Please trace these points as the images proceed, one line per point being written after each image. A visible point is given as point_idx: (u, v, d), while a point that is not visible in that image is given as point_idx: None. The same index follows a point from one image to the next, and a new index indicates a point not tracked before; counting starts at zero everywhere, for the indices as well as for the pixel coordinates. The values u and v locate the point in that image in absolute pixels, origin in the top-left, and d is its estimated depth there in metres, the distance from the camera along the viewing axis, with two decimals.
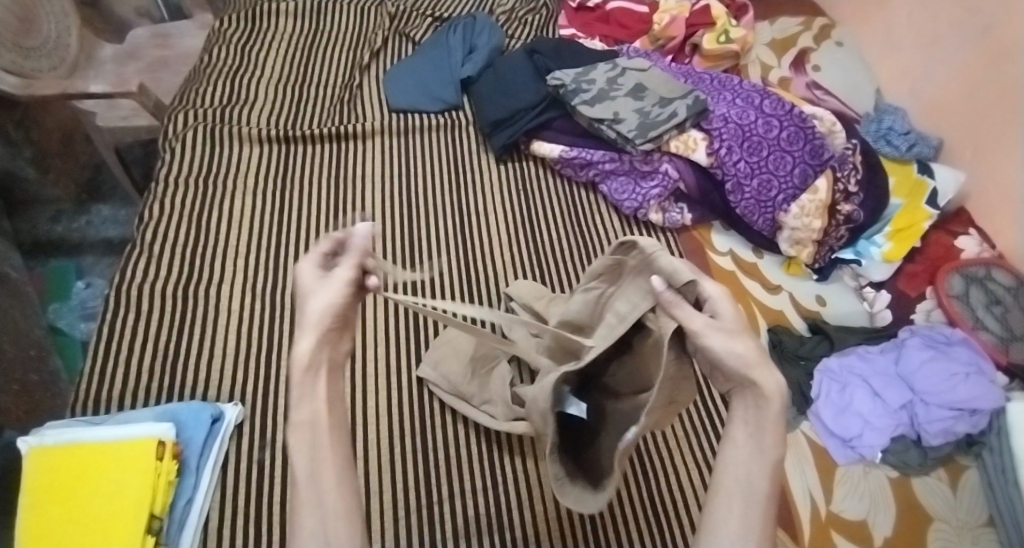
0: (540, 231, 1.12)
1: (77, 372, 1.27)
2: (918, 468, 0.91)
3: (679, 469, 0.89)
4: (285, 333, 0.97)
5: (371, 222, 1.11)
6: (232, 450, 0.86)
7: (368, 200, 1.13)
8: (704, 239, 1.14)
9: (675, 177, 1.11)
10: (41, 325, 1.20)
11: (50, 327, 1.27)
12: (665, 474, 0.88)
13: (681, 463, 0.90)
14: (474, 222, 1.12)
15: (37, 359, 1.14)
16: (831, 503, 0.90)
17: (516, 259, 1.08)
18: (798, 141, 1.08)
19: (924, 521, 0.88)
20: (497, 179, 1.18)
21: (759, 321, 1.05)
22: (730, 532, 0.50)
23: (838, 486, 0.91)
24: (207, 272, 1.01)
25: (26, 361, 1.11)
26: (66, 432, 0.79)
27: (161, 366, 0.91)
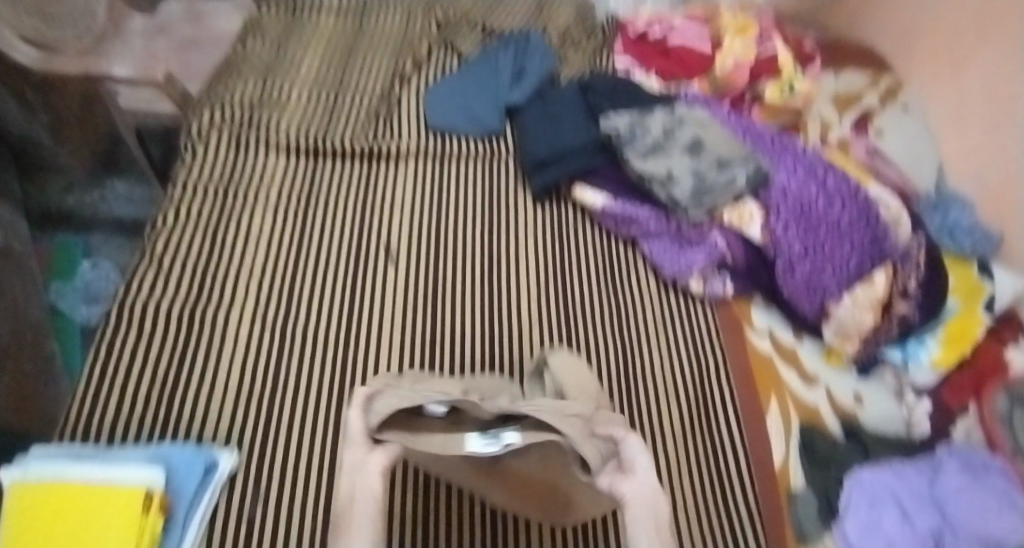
0: (559, 283, 1.05)
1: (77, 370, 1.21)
2: None
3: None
4: (293, 368, 0.90)
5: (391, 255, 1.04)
6: (223, 500, 0.79)
7: (387, 227, 1.06)
8: (742, 315, 1.05)
9: (722, 248, 1.03)
10: (39, 304, 1.17)
11: (49, 308, 1.22)
12: None
13: None
14: (482, 260, 1.06)
15: (33, 344, 1.12)
16: None
17: (535, 309, 1.01)
18: (859, 225, 1.00)
19: None
20: (521, 222, 1.11)
21: (792, 415, 0.96)
22: None
23: None
24: (217, 295, 0.95)
25: (21, 348, 1.09)
26: (50, 465, 0.73)
27: (159, 397, 0.85)
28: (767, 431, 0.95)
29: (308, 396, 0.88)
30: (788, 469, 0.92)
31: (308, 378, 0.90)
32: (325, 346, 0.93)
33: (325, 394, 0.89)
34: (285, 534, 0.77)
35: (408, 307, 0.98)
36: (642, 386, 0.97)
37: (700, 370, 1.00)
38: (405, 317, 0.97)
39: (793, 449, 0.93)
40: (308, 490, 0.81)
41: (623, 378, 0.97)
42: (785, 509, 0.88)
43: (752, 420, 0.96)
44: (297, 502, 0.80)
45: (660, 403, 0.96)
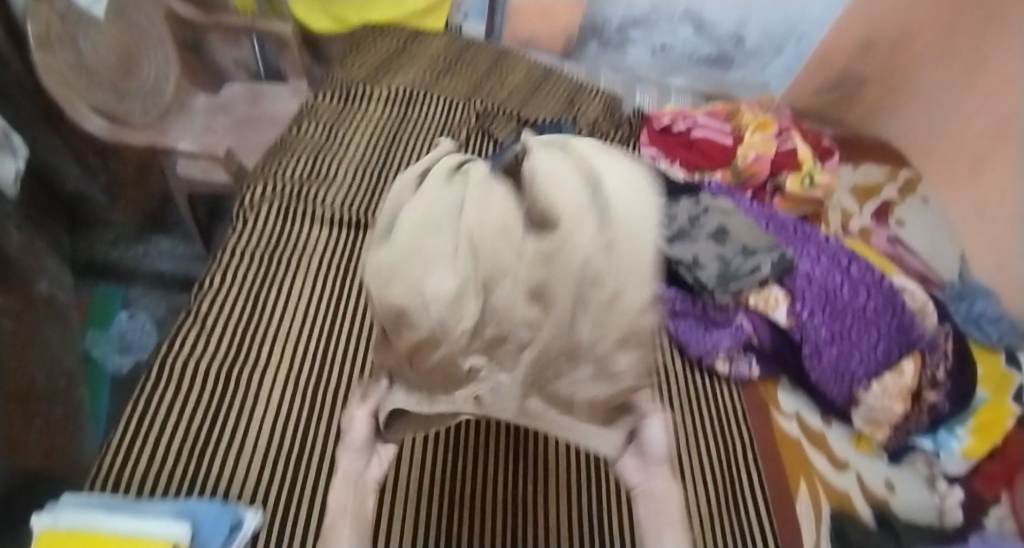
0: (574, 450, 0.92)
1: (105, 427, 1.24)
2: None
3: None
4: (320, 433, 0.92)
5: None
6: None
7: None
8: (769, 397, 1.05)
9: (748, 331, 1.05)
10: (72, 353, 1.25)
11: (84, 355, 1.29)
12: None
13: None
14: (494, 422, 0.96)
15: (65, 391, 1.17)
16: None
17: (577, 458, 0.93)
18: (886, 313, 1.01)
19: None
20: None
21: (822, 501, 0.95)
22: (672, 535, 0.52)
23: None
24: (253, 355, 0.98)
25: (54, 392, 1.14)
26: (79, 517, 0.75)
27: (191, 450, 0.87)
28: (797, 515, 0.93)
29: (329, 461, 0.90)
30: None
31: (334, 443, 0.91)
32: None
33: None
34: None
35: None
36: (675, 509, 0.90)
37: (728, 449, 0.99)
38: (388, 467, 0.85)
39: (824, 536, 0.91)
40: None
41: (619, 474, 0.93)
42: None
43: (782, 504, 0.93)
44: None
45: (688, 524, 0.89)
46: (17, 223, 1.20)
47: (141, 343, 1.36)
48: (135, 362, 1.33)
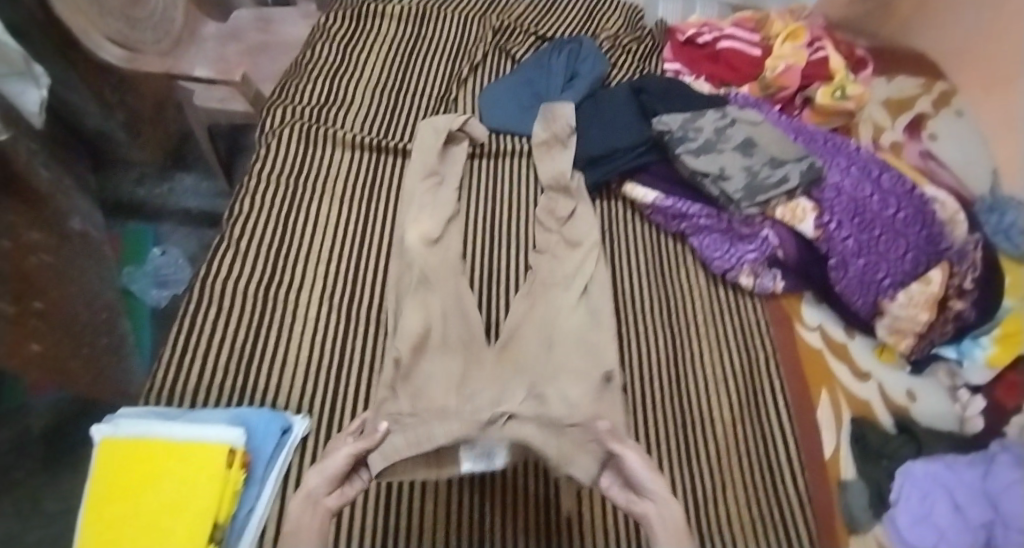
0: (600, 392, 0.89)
1: (150, 355, 1.31)
2: None
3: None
4: (355, 350, 0.96)
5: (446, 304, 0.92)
6: (295, 460, 0.87)
7: (436, 263, 0.94)
8: (792, 311, 1.05)
9: (774, 244, 1.04)
10: (112, 287, 1.30)
11: (123, 290, 1.34)
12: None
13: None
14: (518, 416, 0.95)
15: (107, 322, 1.24)
16: None
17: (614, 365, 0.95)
18: (915, 224, 1.01)
19: None
20: (617, 255, 1.09)
21: (843, 409, 0.98)
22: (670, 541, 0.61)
23: None
24: (285, 275, 1.01)
25: (96, 324, 1.20)
26: (139, 425, 0.82)
27: (236, 366, 0.92)
28: (817, 422, 0.97)
29: (362, 376, 0.94)
30: (839, 458, 0.95)
31: (368, 360, 0.95)
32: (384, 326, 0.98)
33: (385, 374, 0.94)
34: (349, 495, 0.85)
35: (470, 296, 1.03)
36: (705, 411, 0.96)
37: (752, 361, 1.00)
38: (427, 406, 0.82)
39: (844, 438, 0.96)
40: None
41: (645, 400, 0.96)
42: (836, 497, 0.92)
43: (802, 414, 0.97)
44: None
45: (717, 423, 0.95)
46: (46, 159, 1.23)
47: (176, 277, 1.41)
48: (173, 295, 1.39)
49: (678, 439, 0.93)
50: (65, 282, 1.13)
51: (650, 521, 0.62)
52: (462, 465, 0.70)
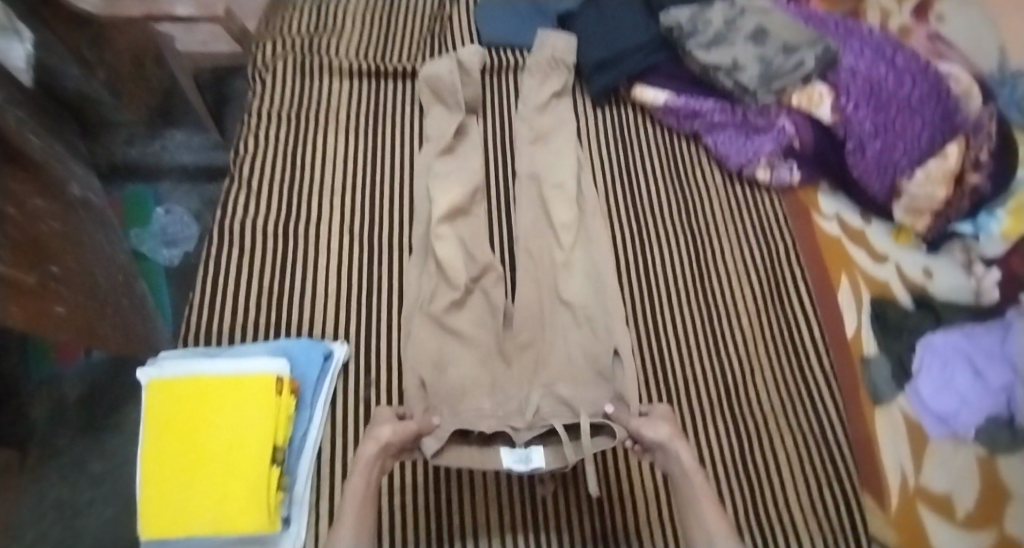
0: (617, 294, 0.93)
1: (172, 315, 1.31)
2: (1007, 446, 0.89)
3: (761, 502, 0.87)
4: (382, 277, 0.96)
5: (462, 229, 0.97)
6: (339, 385, 0.88)
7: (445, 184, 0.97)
8: (809, 201, 1.07)
9: (791, 133, 1.05)
10: (123, 251, 1.27)
11: (134, 253, 1.34)
12: (758, 446, 0.91)
13: (769, 439, 0.91)
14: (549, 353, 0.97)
15: (125, 285, 1.20)
16: (921, 476, 0.89)
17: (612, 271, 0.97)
18: (930, 100, 0.99)
19: (1005, 498, 0.87)
20: (616, 160, 1.09)
21: (863, 290, 1.00)
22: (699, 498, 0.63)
23: (930, 457, 0.90)
24: (302, 210, 1.00)
25: (115, 286, 1.16)
26: (183, 364, 0.83)
27: (267, 301, 0.92)
28: (838, 304, 1.00)
29: (392, 302, 0.94)
30: (860, 337, 0.98)
31: (397, 285, 0.95)
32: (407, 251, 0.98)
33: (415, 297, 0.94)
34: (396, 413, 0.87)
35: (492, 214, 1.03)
36: (729, 303, 0.99)
37: (773, 253, 1.03)
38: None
39: (866, 317, 0.99)
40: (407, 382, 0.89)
41: (660, 311, 0.98)
42: (860, 374, 0.97)
43: (823, 299, 1.01)
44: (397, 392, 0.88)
45: (743, 312, 0.99)
46: (33, 125, 1.17)
47: (184, 236, 1.39)
48: (184, 254, 1.37)
49: (701, 330, 0.97)
50: (77, 249, 1.09)
51: (670, 448, 0.67)
52: (501, 462, 0.70)
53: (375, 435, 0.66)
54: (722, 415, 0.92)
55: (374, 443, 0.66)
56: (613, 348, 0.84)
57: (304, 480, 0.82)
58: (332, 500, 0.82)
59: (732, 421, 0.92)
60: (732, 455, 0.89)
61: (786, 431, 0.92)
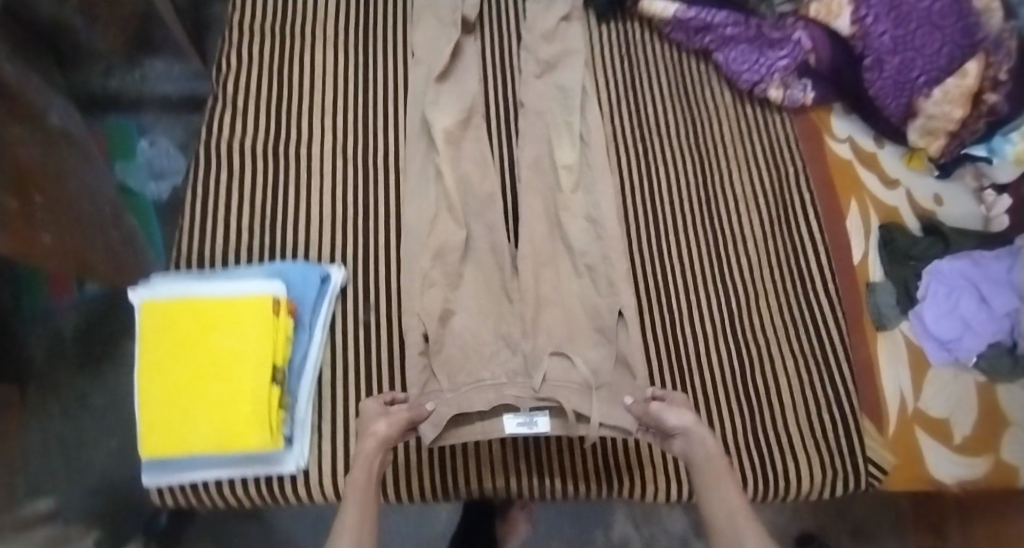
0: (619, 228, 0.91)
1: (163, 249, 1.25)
2: (1008, 373, 0.90)
3: (758, 425, 0.89)
4: (378, 199, 0.93)
5: (463, 160, 0.93)
6: (338, 308, 0.87)
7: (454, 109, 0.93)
8: (822, 123, 1.03)
9: (807, 48, 1.00)
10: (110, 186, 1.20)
11: (121, 186, 1.25)
12: (759, 372, 0.91)
13: (770, 364, 0.92)
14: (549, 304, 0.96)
15: (114, 219, 1.15)
16: (918, 400, 0.91)
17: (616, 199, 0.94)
18: (952, 14, 0.93)
19: (1001, 424, 0.90)
20: (622, 78, 1.04)
21: (872, 216, 0.99)
22: (725, 489, 0.70)
23: (929, 384, 0.91)
24: (292, 130, 0.96)
25: (102, 220, 1.12)
26: (176, 287, 0.81)
27: (260, 224, 0.90)
28: (847, 230, 0.98)
29: (388, 224, 0.91)
30: (867, 263, 0.97)
31: (393, 207, 0.92)
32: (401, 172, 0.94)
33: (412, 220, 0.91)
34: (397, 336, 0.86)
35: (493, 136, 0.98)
36: (736, 227, 0.97)
37: (781, 176, 1.00)
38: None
39: (873, 244, 0.97)
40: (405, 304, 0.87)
41: (666, 239, 0.95)
42: (865, 300, 0.95)
43: (832, 224, 0.98)
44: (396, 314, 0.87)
45: (750, 238, 0.97)
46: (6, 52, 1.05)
47: (171, 169, 1.34)
48: (173, 189, 1.32)
49: (708, 257, 0.95)
50: (59, 180, 1.02)
51: (687, 436, 0.74)
52: (506, 427, 0.76)
53: (373, 431, 0.73)
54: (725, 345, 0.92)
55: (372, 441, 0.73)
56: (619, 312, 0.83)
57: (305, 401, 0.81)
58: (333, 424, 0.82)
59: (734, 345, 0.92)
60: (733, 380, 0.90)
61: (787, 356, 0.92)
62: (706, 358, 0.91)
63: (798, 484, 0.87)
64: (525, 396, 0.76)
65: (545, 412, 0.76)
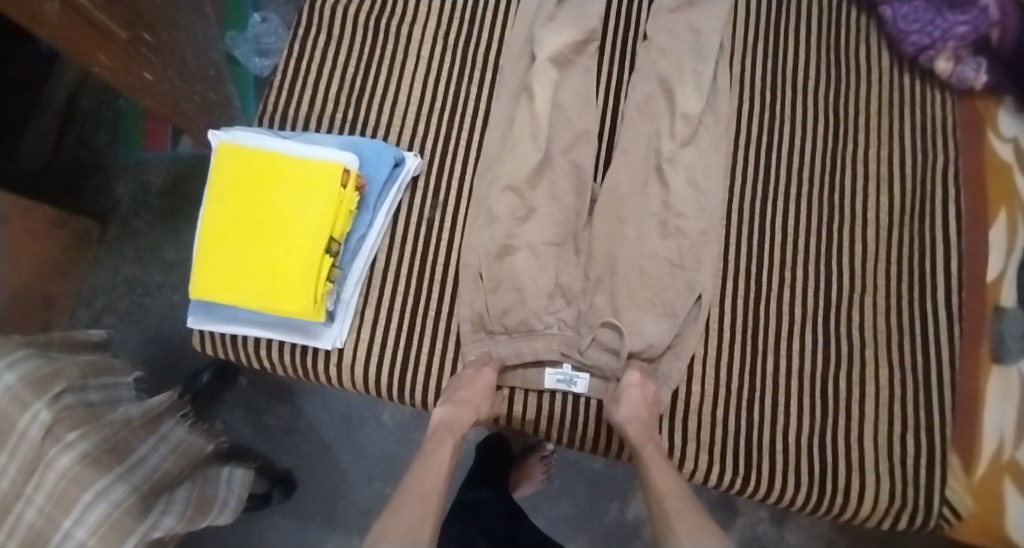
0: (718, 182, 0.83)
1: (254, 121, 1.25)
2: None
3: (827, 427, 0.80)
4: (471, 96, 0.87)
5: (566, 69, 0.86)
6: (406, 199, 0.84)
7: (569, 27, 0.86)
8: (987, 115, 0.90)
9: (994, 19, 0.85)
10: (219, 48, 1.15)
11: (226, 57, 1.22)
12: (841, 370, 0.81)
13: (855, 366, 0.82)
14: None
15: (214, 81, 1.11)
16: (1018, 449, 0.77)
17: (724, 147, 0.85)
18: None
19: None
20: (767, 17, 0.92)
21: (1019, 230, 0.83)
22: (658, 478, 0.67)
23: None
24: (399, 7, 0.91)
25: (205, 78, 1.08)
26: (253, 137, 0.78)
27: (347, 96, 0.87)
28: (985, 242, 0.85)
29: (475, 124, 0.86)
30: (1001, 283, 0.83)
31: (484, 107, 0.87)
32: (496, 71, 0.88)
33: (498, 124, 0.85)
34: (460, 238, 0.82)
35: (608, 53, 0.89)
36: (851, 209, 0.86)
37: (925, 162, 0.88)
38: (529, 207, 0.81)
39: (1013, 262, 0.83)
40: (470, 208, 0.83)
41: (767, 205, 0.85)
42: (987, 323, 0.82)
43: (970, 230, 0.86)
44: (462, 216, 0.83)
45: (867, 224, 0.86)
46: None
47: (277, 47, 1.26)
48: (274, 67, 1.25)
49: (812, 233, 0.85)
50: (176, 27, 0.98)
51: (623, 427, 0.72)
52: (546, 381, 0.79)
53: (484, 405, 0.74)
54: (808, 335, 0.82)
55: (477, 410, 0.73)
56: (698, 294, 0.80)
57: (355, 282, 0.79)
58: (377, 311, 0.80)
59: (821, 334, 0.82)
60: (810, 372, 0.81)
61: (880, 362, 0.82)
62: (783, 342, 0.82)
63: (858, 502, 0.78)
64: (570, 352, 0.79)
65: (587, 374, 0.80)
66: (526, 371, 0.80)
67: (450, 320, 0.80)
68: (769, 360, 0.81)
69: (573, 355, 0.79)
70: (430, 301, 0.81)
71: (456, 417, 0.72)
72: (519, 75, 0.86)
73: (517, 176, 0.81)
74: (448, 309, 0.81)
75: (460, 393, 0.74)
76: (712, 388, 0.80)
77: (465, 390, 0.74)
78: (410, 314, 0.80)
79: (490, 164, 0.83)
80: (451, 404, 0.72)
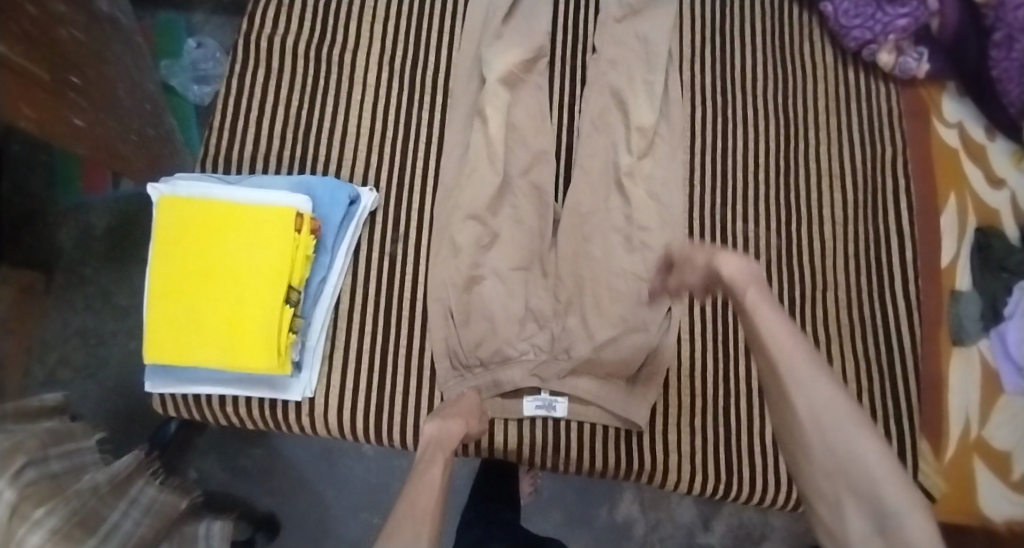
0: (678, 192, 0.83)
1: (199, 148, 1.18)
2: None
3: None
4: (423, 123, 0.85)
5: (517, 88, 0.85)
6: (365, 235, 0.81)
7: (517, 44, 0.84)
8: (931, 103, 0.92)
9: (933, 9, 0.88)
10: (155, 81, 1.10)
11: (163, 86, 1.16)
12: None
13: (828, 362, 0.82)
14: None
15: (153, 116, 1.06)
16: (984, 427, 0.81)
17: (682, 155, 0.85)
18: None
19: None
20: (712, 21, 0.93)
21: (968, 215, 0.87)
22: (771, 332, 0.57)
23: (999, 412, 0.81)
24: (341, 34, 0.88)
25: (143, 115, 1.02)
26: (196, 187, 0.74)
27: (293, 132, 0.84)
28: (939, 228, 0.88)
29: (429, 151, 0.84)
30: (955, 268, 0.86)
31: (438, 133, 0.85)
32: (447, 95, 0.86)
33: (454, 150, 0.83)
34: (425, 272, 0.80)
35: (559, 67, 0.88)
36: (810, 206, 0.87)
37: (874, 155, 0.90)
38: (493, 233, 0.80)
39: (966, 247, 0.87)
40: (433, 239, 0.81)
41: (727, 209, 0.86)
42: (946, 308, 0.85)
43: (924, 217, 0.88)
44: (425, 248, 0.81)
45: (827, 221, 0.87)
46: None
47: (216, 72, 1.21)
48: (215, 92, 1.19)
49: (773, 234, 0.86)
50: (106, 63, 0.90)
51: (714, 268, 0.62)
52: (524, 410, 0.78)
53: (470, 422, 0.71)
54: None
55: (465, 422, 0.70)
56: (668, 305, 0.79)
57: (319, 328, 0.76)
58: (346, 355, 0.78)
59: None
60: None
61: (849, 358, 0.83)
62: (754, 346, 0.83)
63: None
64: (546, 377, 0.77)
65: (565, 397, 0.78)
66: (505, 402, 0.78)
67: (423, 355, 0.79)
68: (742, 364, 0.82)
69: (548, 379, 0.77)
70: (400, 338, 0.79)
71: (445, 430, 0.68)
72: (471, 97, 0.84)
73: (478, 203, 0.79)
74: (420, 344, 0.79)
75: (447, 410, 0.71)
76: (689, 399, 0.80)
77: (452, 407, 0.72)
78: (382, 354, 0.78)
79: (450, 192, 0.81)
80: (440, 417, 0.69)
